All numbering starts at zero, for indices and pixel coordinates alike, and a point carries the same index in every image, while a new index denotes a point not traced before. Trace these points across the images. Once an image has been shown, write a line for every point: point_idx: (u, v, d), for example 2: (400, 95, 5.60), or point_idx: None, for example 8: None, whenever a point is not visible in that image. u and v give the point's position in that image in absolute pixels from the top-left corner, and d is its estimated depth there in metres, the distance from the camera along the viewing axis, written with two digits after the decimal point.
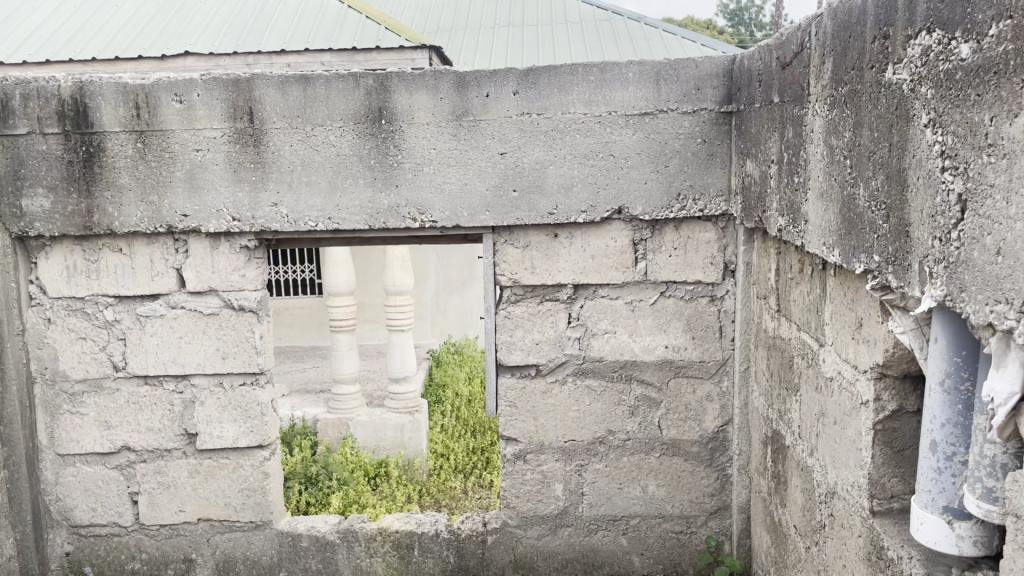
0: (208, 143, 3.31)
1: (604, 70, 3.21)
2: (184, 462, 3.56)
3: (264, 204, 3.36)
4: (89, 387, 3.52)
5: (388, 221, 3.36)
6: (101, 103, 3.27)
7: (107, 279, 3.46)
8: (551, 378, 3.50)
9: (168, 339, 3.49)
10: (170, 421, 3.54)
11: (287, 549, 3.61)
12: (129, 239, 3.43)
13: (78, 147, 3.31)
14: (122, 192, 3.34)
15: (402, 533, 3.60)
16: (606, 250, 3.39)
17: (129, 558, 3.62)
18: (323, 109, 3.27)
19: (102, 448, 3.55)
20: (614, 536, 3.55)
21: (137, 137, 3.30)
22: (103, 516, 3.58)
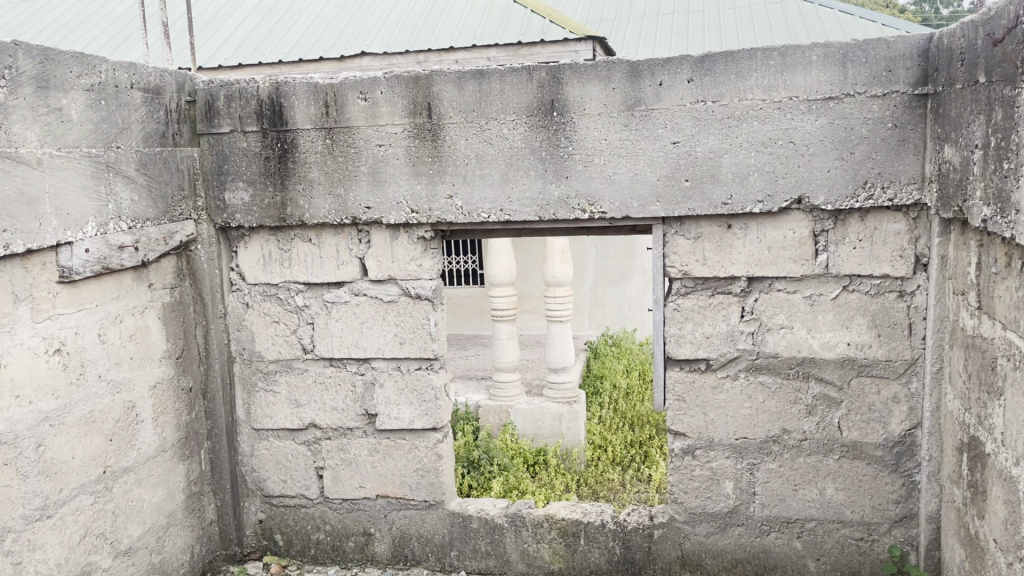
0: (390, 138, 3.46)
1: (785, 53, 3.08)
2: (364, 440, 3.75)
3: (441, 196, 3.48)
4: (281, 367, 3.78)
5: (559, 212, 3.39)
6: (295, 102, 3.49)
7: (297, 267, 3.69)
8: (722, 373, 3.42)
9: (351, 324, 3.69)
10: (352, 401, 3.74)
11: (458, 529, 3.74)
12: (318, 229, 3.64)
13: (274, 144, 3.55)
14: (312, 185, 3.56)
15: (568, 521, 3.64)
16: (784, 241, 3.26)
17: (314, 528, 3.85)
18: (497, 102, 3.35)
19: (291, 424, 3.80)
20: (788, 539, 3.43)
21: (327, 134, 3.50)
22: (292, 488, 3.84)
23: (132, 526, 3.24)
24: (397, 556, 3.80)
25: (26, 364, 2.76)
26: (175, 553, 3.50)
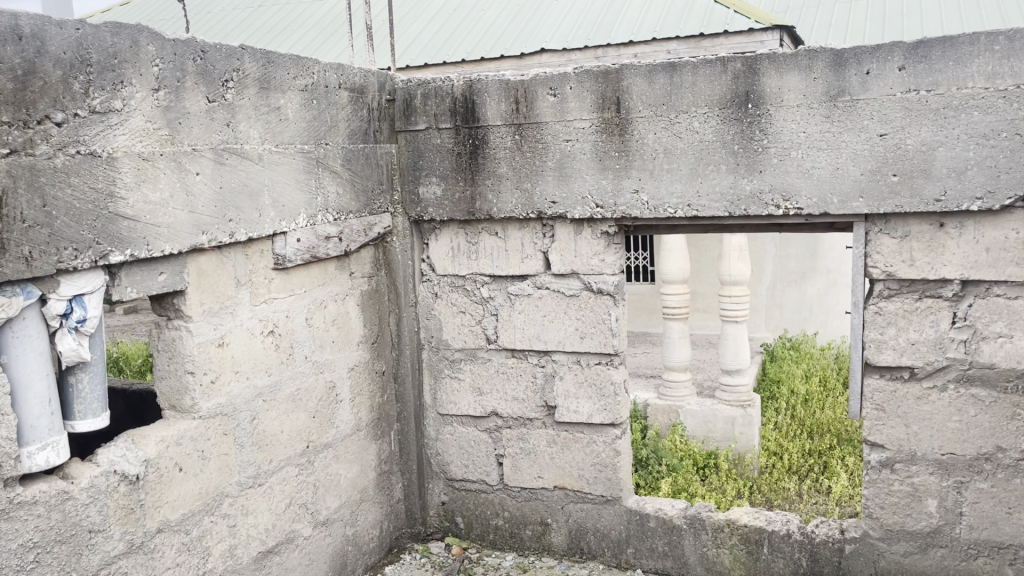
0: (578, 133, 3.47)
1: (1013, 37, 2.82)
2: (544, 431, 3.80)
3: (626, 190, 3.44)
4: (466, 355, 3.89)
5: (750, 207, 3.28)
6: (487, 100, 3.58)
7: (484, 259, 3.78)
8: (928, 383, 3.18)
9: (534, 316, 3.74)
10: (533, 392, 3.80)
11: (635, 526, 3.71)
12: (504, 223, 3.72)
13: (466, 140, 3.65)
14: (501, 180, 3.63)
15: (751, 528, 3.52)
16: (1005, 242, 2.99)
17: (494, 514, 3.95)
18: (688, 95, 3.28)
19: (474, 412, 3.90)
20: (999, 566, 3.15)
21: (516, 129, 3.56)
22: (474, 473, 3.95)
23: (330, 499, 3.45)
24: (574, 548, 3.82)
25: (245, 343, 3.00)
26: (366, 528, 3.70)
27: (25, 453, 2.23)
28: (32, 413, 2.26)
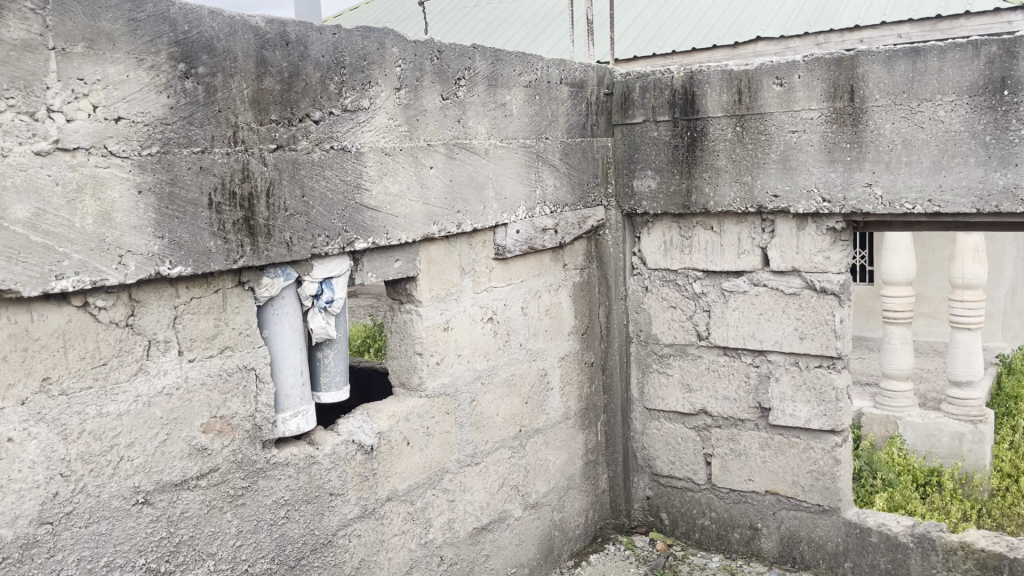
0: (806, 124, 3.30)
1: None
2: (756, 433, 3.68)
3: (858, 184, 3.25)
4: (676, 351, 3.82)
5: (1003, 204, 3.00)
6: (708, 91, 3.46)
7: (698, 254, 3.70)
8: None
9: (750, 314, 3.62)
10: (746, 392, 3.68)
11: (854, 540, 3.52)
12: (721, 218, 3.61)
13: (684, 133, 3.55)
14: (719, 173, 3.51)
15: (990, 553, 3.23)
16: None
17: (700, 513, 3.87)
18: (932, 82, 3.05)
19: (683, 408, 3.83)
20: None
21: (738, 121, 3.43)
22: (681, 470, 3.89)
23: (539, 483, 3.54)
24: (785, 556, 3.68)
25: (467, 328, 3.15)
26: (572, 515, 3.76)
27: (280, 419, 2.48)
28: (287, 383, 2.51)
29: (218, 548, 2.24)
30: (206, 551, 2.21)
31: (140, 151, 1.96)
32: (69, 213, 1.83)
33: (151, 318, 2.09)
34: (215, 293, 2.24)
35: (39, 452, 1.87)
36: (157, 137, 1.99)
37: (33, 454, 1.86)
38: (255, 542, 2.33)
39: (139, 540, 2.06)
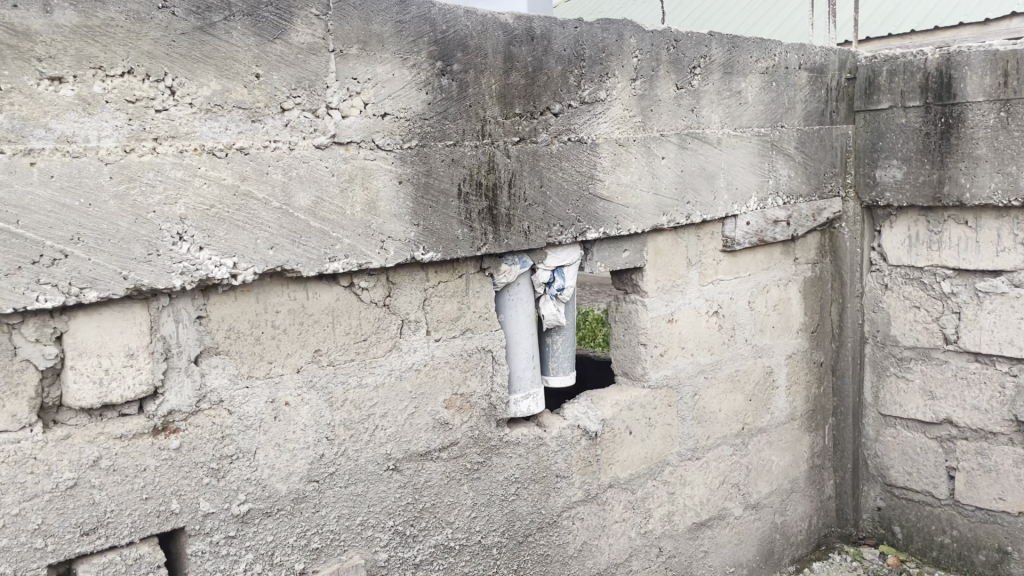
0: None
1: None
2: (1010, 449, 3.36)
3: None
4: (918, 354, 3.55)
5: None
6: (968, 74, 3.17)
7: (948, 250, 3.40)
8: None
9: (1008, 318, 3.29)
10: (1000, 404, 3.36)
11: None
12: (977, 211, 3.30)
13: (937, 119, 3.27)
14: (978, 163, 3.20)
15: None
16: None
17: (939, 530, 3.59)
18: None
19: (923, 417, 3.56)
20: None
21: (1002, 105, 3.11)
22: (918, 482, 3.62)
23: (762, 484, 3.40)
24: None
25: (691, 321, 3.02)
26: (794, 519, 3.60)
27: (513, 400, 2.57)
28: (520, 365, 2.60)
29: (456, 518, 2.38)
30: (446, 519, 2.36)
31: (401, 145, 2.11)
32: (342, 201, 2.01)
33: (404, 299, 2.25)
34: (460, 278, 2.36)
35: (310, 417, 2.08)
36: (416, 132, 2.13)
37: (306, 418, 2.07)
38: (487, 515, 2.45)
39: (388, 503, 2.23)
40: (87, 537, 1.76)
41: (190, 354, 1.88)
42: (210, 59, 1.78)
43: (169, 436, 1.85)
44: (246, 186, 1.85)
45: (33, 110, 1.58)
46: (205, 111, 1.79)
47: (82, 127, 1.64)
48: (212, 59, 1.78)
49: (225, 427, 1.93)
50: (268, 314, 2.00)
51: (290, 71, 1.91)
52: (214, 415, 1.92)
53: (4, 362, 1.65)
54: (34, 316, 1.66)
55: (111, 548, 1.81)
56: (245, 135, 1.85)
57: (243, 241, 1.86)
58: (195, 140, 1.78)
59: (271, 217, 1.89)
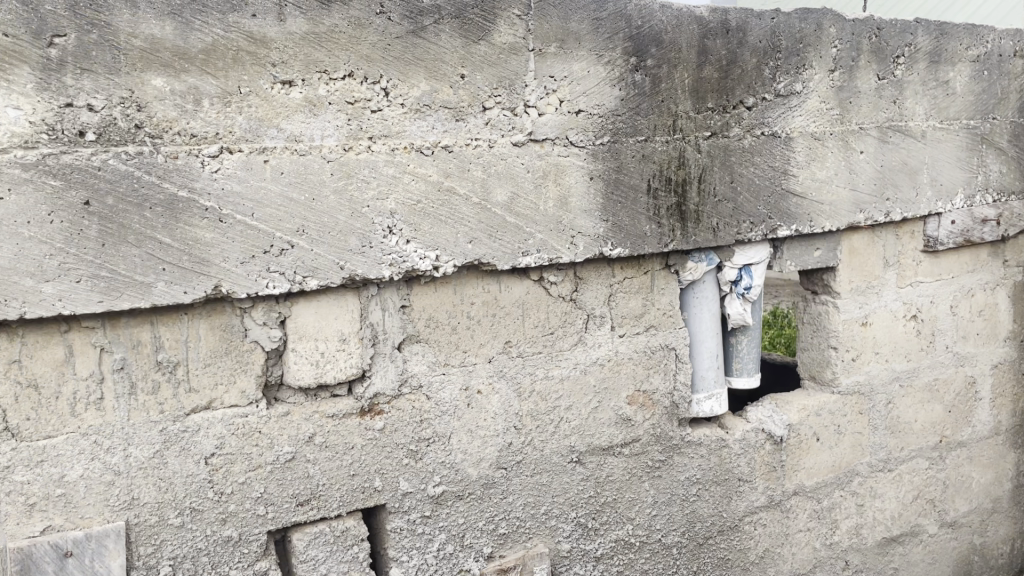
0: None
1: None
2: None
3: None
4: None
5: None
6: None
7: None
8: None
9: None
10: None
11: None
12: None
13: None
14: None
15: None
16: None
17: None
18: None
19: None
20: None
21: None
22: None
23: (960, 501, 3.17)
24: None
25: (887, 325, 2.86)
26: (995, 541, 3.33)
27: (695, 399, 2.47)
28: (703, 364, 2.49)
29: (638, 514, 2.36)
30: (627, 515, 2.34)
31: (594, 141, 2.09)
32: (537, 197, 2.04)
33: (590, 294, 2.22)
34: (645, 275, 2.30)
35: (500, 406, 2.14)
36: (608, 128, 2.10)
37: (496, 407, 2.13)
38: (668, 514, 2.41)
39: (571, 495, 2.25)
40: (302, 507, 1.90)
41: (394, 341, 1.99)
42: (421, 61, 1.87)
43: (374, 417, 1.97)
44: (450, 182, 1.93)
45: (267, 112, 1.72)
46: (415, 111, 1.88)
47: (309, 127, 1.77)
48: (422, 62, 1.87)
49: (423, 411, 2.03)
50: (464, 305, 2.06)
51: (492, 71, 1.96)
52: (414, 399, 2.02)
53: (236, 342, 1.80)
54: (263, 302, 1.80)
55: (322, 519, 1.95)
56: (450, 133, 1.93)
57: (445, 235, 1.94)
58: (405, 139, 1.88)
59: (471, 212, 1.96)
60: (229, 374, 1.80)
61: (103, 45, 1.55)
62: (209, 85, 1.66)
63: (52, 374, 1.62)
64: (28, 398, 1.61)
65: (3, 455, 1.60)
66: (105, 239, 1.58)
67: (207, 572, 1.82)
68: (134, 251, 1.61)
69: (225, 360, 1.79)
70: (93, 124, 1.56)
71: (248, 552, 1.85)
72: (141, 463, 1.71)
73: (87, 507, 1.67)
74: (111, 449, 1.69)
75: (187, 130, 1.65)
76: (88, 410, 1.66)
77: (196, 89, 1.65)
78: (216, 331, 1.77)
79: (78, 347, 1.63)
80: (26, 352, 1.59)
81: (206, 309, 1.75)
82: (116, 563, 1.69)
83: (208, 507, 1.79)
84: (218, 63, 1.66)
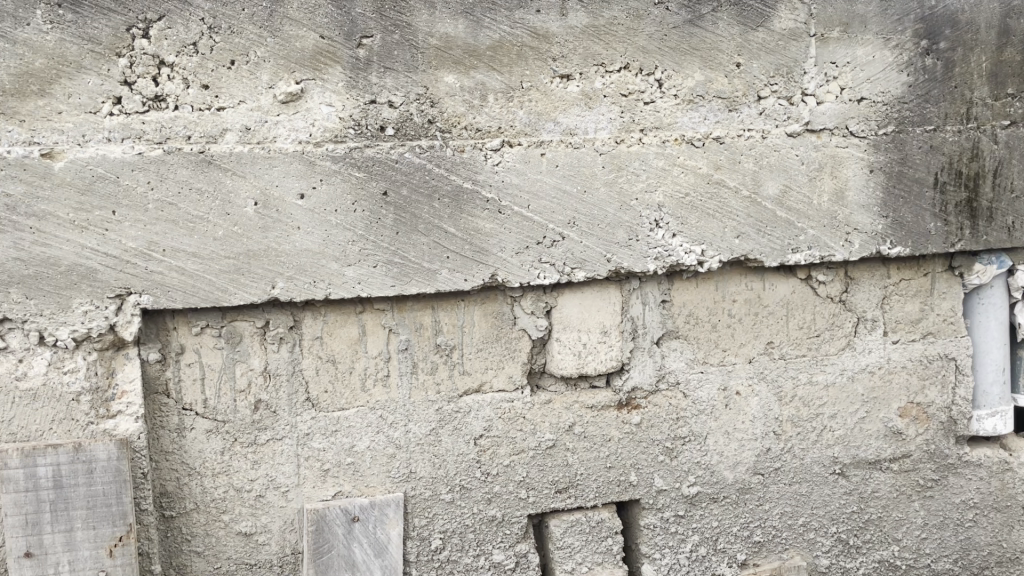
0: None
1: None
2: None
3: None
4: None
5: None
6: None
7: None
8: None
9: None
10: None
11: None
12: None
13: None
14: None
15: None
16: None
17: None
18: None
19: None
20: None
21: None
22: None
23: None
24: None
25: None
26: None
27: (976, 416, 2.22)
28: (986, 378, 2.24)
29: (905, 535, 2.18)
30: (893, 535, 2.17)
31: (877, 132, 1.94)
32: (810, 190, 1.90)
33: (862, 295, 2.07)
34: (924, 276, 2.11)
35: (759, 409, 2.02)
36: (894, 117, 1.94)
37: (755, 410, 2.02)
38: (940, 538, 2.20)
39: (832, 508, 2.11)
40: (561, 495, 1.93)
41: (653, 336, 1.95)
42: (697, 50, 1.81)
43: (631, 411, 1.95)
44: (720, 174, 1.84)
45: (546, 105, 1.76)
46: (688, 102, 1.83)
47: (584, 120, 1.78)
48: (699, 51, 1.81)
49: (680, 409, 1.97)
50: (726, 303, 1.97)
51: (769, 58, 1.86)
52: (671, 396, 1.97)
53: (506, 329, 1.86)
54: (532, 291, 1.84)
55: (578, 508, 1.97)
56: (723, 124, 1.85)
57: (712, 229, 1.86)
58: (676, 131, 1.83)
59: (740, 206, 1.86)
60: (499, 359, 1.86)
61: (404, 44, 1.65)
62: (494, 80, 1.72)
63: (347, 352, 1.76)
64: (326, 372, 1.75)
65: (305, 423, 1.75)
66: (399, 227, 1.68)
67: (472, 549, 1.89)
68: (423, 239, 1.70)
69: (496, 346, 1.85)
70: (393, 120, 1.67)
71: (510, 533, 1.91)
72: (419, 438, 1.82)
73: (372, 476, 1.80)
74: (394, 423, 1.80)
75: (473, 125, 1.72)
76: (375, 386, 1.79)
77: (483, 84, 1.71)
78: (489, 318, 1.84)
79: (369, 328, 1.76)
80: (327, 329, 1.74)
81: (481, 296, 1.82)
82: (395, 531, 1.81)
83: (476, 486, 1.87)
84: (504, 58, 1.71)
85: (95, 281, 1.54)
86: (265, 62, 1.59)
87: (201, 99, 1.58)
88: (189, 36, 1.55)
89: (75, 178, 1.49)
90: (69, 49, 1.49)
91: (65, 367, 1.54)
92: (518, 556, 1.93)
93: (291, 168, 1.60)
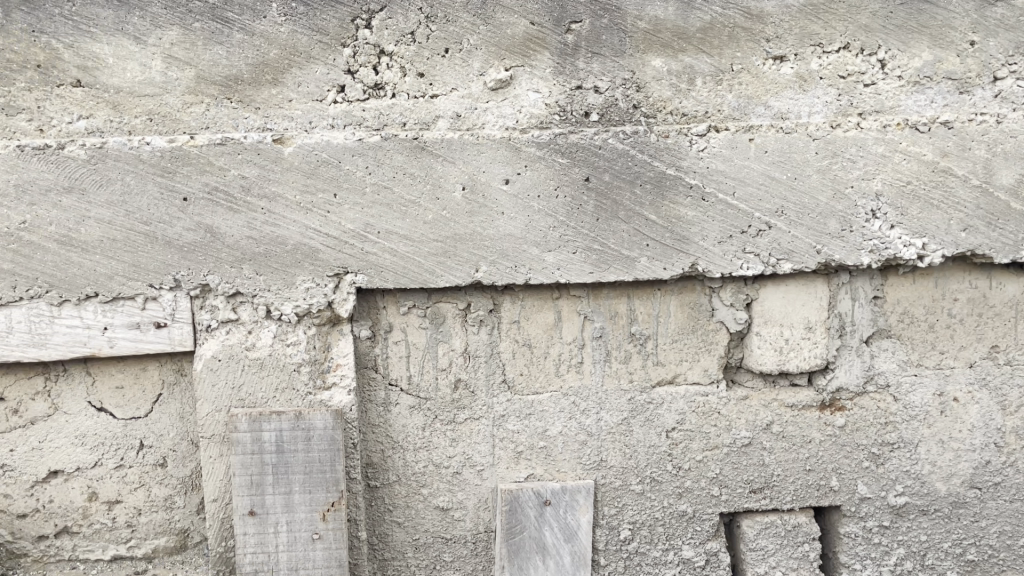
0: None
1: None
2: None
3: None
4: None
5: None
6: None
7: None
8: None
9: None
10: None
11: None
12: None
13: None
14: None
15: None
16: None
17: None
18: None
19: None
20: None
21: None
22: None
23: None
24: None
25: None
26: None
27: None
28: None
29: None
30: None
31: None
32: None
33: None
34: None
35: (980, 418, 1.86)
36: None
37: (975, 418, 1.86)
38: None
39: None
40: (755, 495, 1.86)
41: (862, 334, 1.83)
42: (926, 28, 1.68)
43: (835, 412, 1.85)
44: (947, 162, 1.70)
45: (757, 89, 1.69)
46: (913, 84, 1.70)
47: (797, 103, 1.70)
48: (928, 29, 1.68)
49: (889, 413, 1.85)
50: (946, 301, 1.83)
51: (1008, 35, 1.69)
52: (879, 399, 1.85)
53: (703, 321, 1.80)
54: (732, 283, 1.77)
55: (773, 510, 1.89)
56: (952, 107, 1.71)
57: (935, 220, 1.73)
58: (899, 115, 1.70)
59: (969, 196, 1.71)
60: (695, 351, 1.81)
61: (613, 29, 1.63)
62: (704, 63, 1.67)
63: (543, 336, 1.77)
64: (523, 356, 1.77)
65: (501, 404, 1.78)
66: (600, 214, 1.67)
67: (661, 542, 1.86)
68: (623, 226, 1.68)
69: (692, 338, 1.81)
70: (598, 105, 1.66)
71: (700, 530, 1.87)
72: (611, 427, 1.81)
73: (564, 461, 1.81)
74: (587, 410, 1.80)
75: (679, 110, 1.68)
76: (570, 371, 1.79)
77: (692, 68, 1.67)
78: (686, 309, 1.79)
79: (565, 313, 1.76)
80: (524, 313, 1.76)
81: (679, 287, 1.77)
82: (585, 518, 1.81)
83: (667, 479, 1.83)
84: (715, 40, 1.66)
85: (316, 260, 1.62)
86: (477, 50, 1.63)
87: (416, 87, 1.64)
88: (408, 25, 1.61)
89: (302, 162, 1.58)
90: (300, 40, 1.58)
91: (288, 340, 1.65)
92: (708, 554, 1.88)
93: (498, 153, 1.62)
